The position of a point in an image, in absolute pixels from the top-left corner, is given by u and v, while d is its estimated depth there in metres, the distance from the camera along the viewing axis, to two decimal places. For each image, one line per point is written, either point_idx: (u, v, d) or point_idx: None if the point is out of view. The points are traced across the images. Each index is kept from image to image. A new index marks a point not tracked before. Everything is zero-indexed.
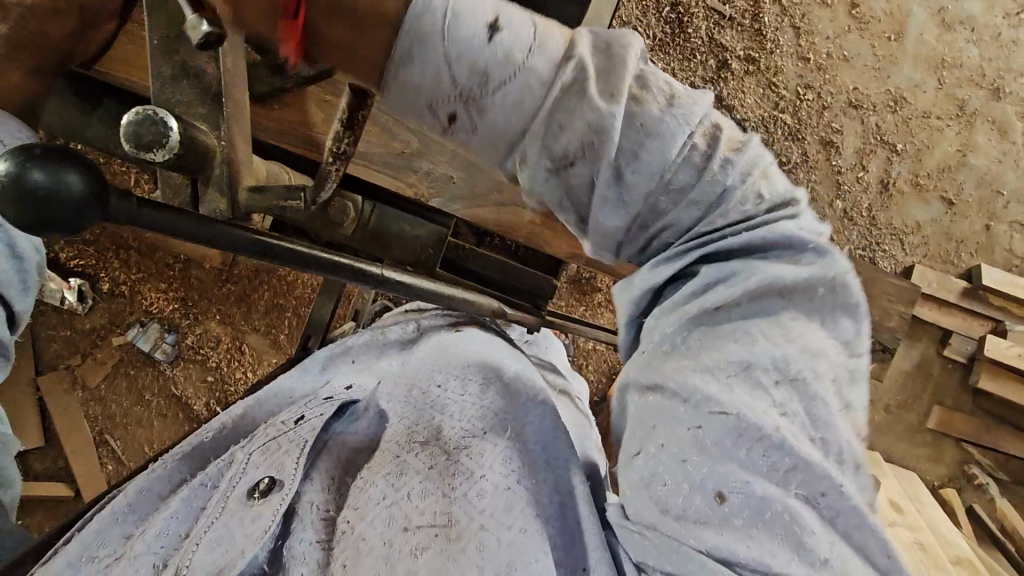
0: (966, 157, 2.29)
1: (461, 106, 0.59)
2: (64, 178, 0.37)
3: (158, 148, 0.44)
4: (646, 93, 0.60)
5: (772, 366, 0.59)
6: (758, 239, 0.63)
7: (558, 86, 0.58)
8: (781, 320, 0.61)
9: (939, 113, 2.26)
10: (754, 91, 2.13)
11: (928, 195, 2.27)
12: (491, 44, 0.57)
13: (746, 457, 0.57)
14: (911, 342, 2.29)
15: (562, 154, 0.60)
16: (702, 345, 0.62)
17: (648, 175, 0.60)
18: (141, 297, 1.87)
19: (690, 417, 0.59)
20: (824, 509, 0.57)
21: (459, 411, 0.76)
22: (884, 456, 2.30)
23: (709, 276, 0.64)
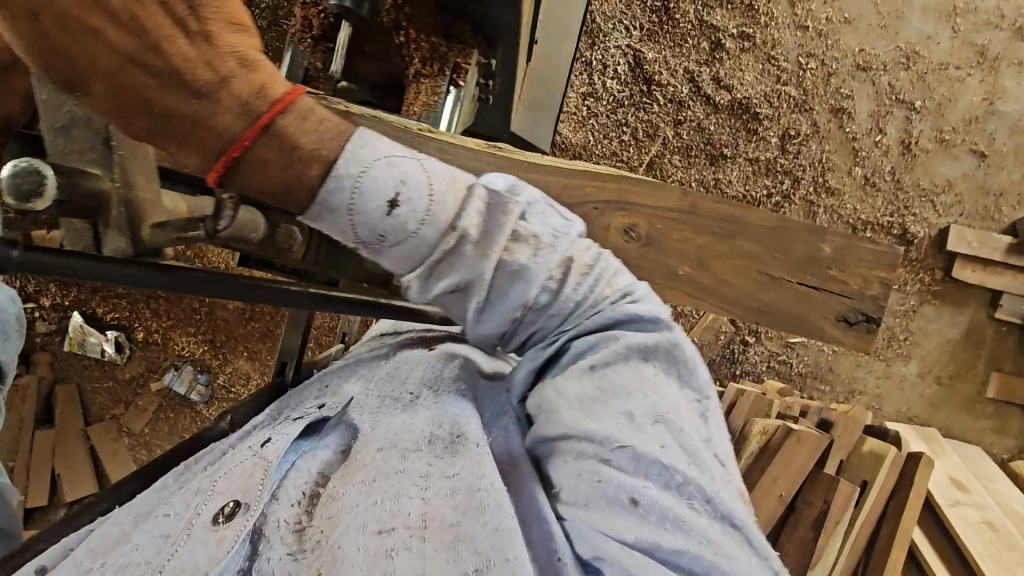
0: (994, 105, 2.15)
1: (364, 251, 0.51)
2: None
3: (39, 199, 0.49)
4: (516, 246, 0.52)
5: (647, 410, 0.52)
6: (621, 342, 0.54)
7: (442, 250, 0.51)
8: (644, 374, 0.54)
9: (957, 63, 2.13)
10: (753, 68, 2.07)
11: (957, 150, 2.14)
12: (393, 218, 0.49)
13: (642, 475, 0.50)
14: (958, 308, 2.15)
15: (444, 288, 0.52)
16: (588, 395, 0.53)
17: (517, 306, 0.53)
18: (174, 342, 1.96)
19: (591, 451, 0.51)
20: (723, 516, 0.49)
21: (430, 419, 0.75)
22: (942, 432, 2.16)
23: (578, 347, 0.55)
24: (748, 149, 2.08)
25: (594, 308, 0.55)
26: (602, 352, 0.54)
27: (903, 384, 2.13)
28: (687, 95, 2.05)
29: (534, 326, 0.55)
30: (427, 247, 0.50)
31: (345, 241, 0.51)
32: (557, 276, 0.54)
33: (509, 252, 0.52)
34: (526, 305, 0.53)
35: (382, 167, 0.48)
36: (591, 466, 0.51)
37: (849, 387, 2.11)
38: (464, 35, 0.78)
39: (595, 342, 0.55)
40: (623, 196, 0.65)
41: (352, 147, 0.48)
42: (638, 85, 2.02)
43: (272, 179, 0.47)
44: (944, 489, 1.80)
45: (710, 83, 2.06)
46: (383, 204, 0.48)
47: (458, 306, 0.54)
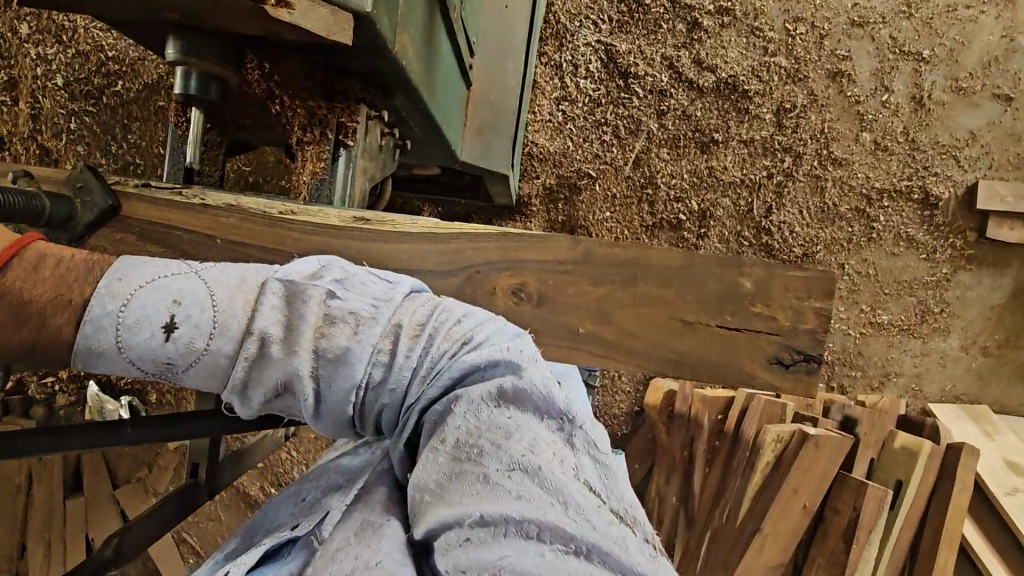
0: (1015, 41, 1.93)
1: (166, 380, 0.52)
2: None
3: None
4: (333, 330, 0.52)
5: (500, 468, 0.49)
6: (466, 400, 0.52)
7: (248, 358, 0.51)
8: (496, 426, 0.51)
9: (968, 1, 1.92)
10: (736, 43, 1.93)
11: (977, 98, 1.94)
12: (173, 341, 0.49)
13: (505, 542, 0.46)
14: (998, 271, 1.95)
15: (263, 398, 0.52)
16: (446, 470, 0.51)
17: (348, 390, 0.52)
18: (186, 400, 2.00)
19: (455, 534, 0.48)
20: (591, 551, 0.47)
21: (381, 512, 0.60)
22: (997, 408, 1.97)
23: (432, 416, 0.54)
24: (740, 130, 1.95)
25: (431, 373, 0.54)
26: (449, 421, 0.52)
27: (945, 360, 1.96)
28: (668, 82, 1.93)
29: (377, 409, 0.55)
30: (222, 360, 0.50)
31: (141, 376, 0.51)
32: (388, 346, 0.53)
33: (323, 340, 0.52)
34: (356, 388, 0.53)
35: (147, 298, 0.50)
36: (453, 541, 0.48)
37: (884, 370, 1.95)
38: (349, 91, 0.71)
39: (439, 407, 0.54)
40: (511, 256, 0.65)
41: (105, 288, 0.50)
42: (613, 80, 1.92)
43: (10, 336, 0.48)
44: (999, 475, 1.63)
45: (691, 65, 1.93)
46: (160, 331, 0.50)
47: (288, 407, 0.54)
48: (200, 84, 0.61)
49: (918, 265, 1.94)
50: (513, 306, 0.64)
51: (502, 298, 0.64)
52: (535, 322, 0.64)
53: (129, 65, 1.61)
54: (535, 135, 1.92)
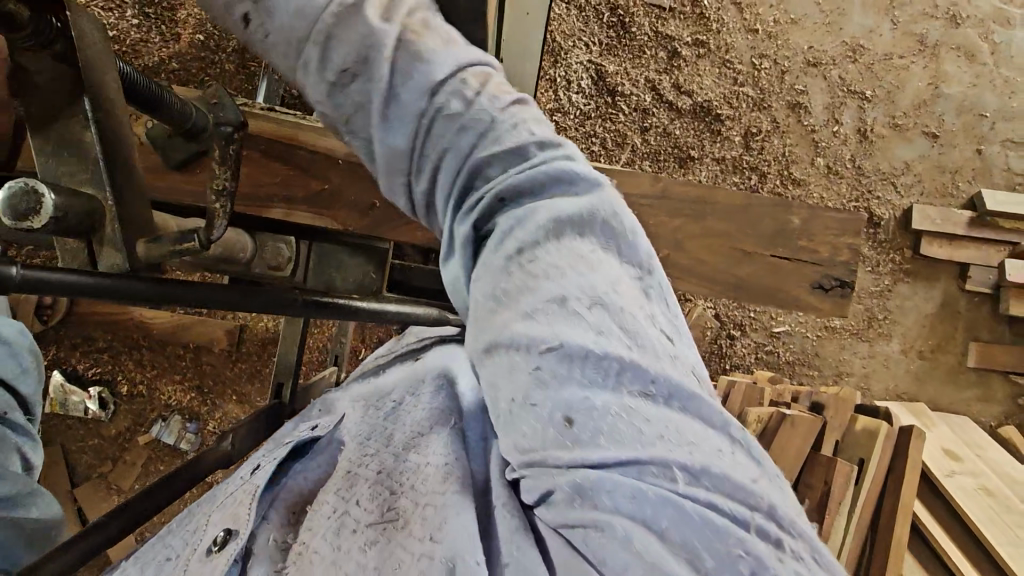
0: (940, 88, 2.24)
1: (252, 7, 0.55)
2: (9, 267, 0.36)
3: (37, 218, 0.37)
4: (425, 33, 0.59)
5: (582, 292, 0.51)
6: (553, 213, 0.55)
7: None
8: (581, 252, 0.53)
9: (901, 51, 2.22)
10: (710, 73, 2.14)
11: (910, 134, 2.23)
12: None
13: (584, 375, 0.49)
14: (930, 284, 2.22)
15: (338, 67, 0.57)
16: (523, 276, 0.53)
17: (447, 127, 0.52)
18: (160, 392, 1.80)
19: (528, 361, 0.50)
20: (663, 393, 0.50)
21: (414, 422, 0.67)
22: (931, 405, 2.22)
23: (509, 218, 0.56)
24: (714, 149, 2.14)
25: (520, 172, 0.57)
26: (530, 226, 0.54)
27: (888, 362, 2.19)
28: (650, 103, 2.10)
29: (446, 150, 0.59)
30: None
31: (229, 0, 0.54)
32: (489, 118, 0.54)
33: (406, 25, 0.58)
34: (430, 101, 0.58)
35: None
36: (521, 365, 0.51)
37: (837, 370, 2.15)
38: None
39: (521, 212, 0.56)
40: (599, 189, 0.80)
41: None
42: (602, 97, 2.06)
43: None
44: (939, 460, 1.84)
45: (670, 89, 2.11)
46: None
47: (394, 134, 0.50)
48: None
49: (865, 277, 2.18)
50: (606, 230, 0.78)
51: None
52: None
53: None
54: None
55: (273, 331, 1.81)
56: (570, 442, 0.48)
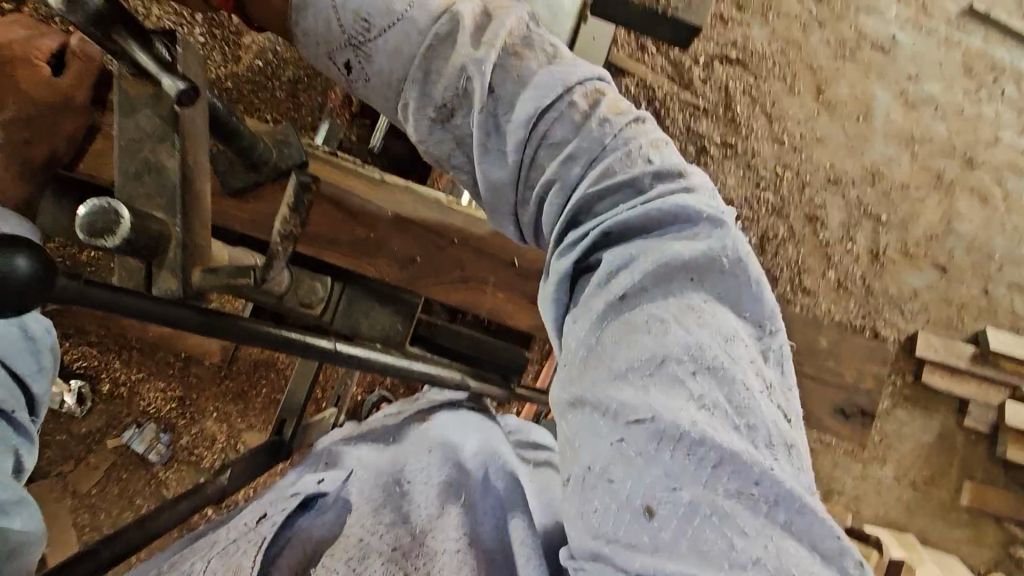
0: (952, 225, 2.27)
1: (355, 55, 0.57)
2: (12, 261, 0.32)
3: (111, 237, 0.37)
4: (526, 53, 0.57)
5: (685, 356, 0.52)
6: (666, 263, 0.54)
7: (437, 32, 0.57)
8: (688, 302, 0.54)
9: (917, 184, 2.22)
10: (735, 171, 2.07)
11: (919, 263, 2.25)
12: (383, 0, 0.55)
13: (671, 460, 0.50)
14: (929, 415, 2.20)
15: (440, 104, 0.58)
16: (619, 338, 0.54)
17: (530, 134, 0.56)
18: (140, 397, 1.66)
19: (610, 432, 0.52)
20: (756, 475, 0.50)
21: (425, 497, 0.70)
22: (919, 537, 2.17)
23: (611, 262, 0.55)
24: None
25: (634, 215, 0.55)
26: (637, 270, 0.54)
27: (880, 486, 2.15)
28: None
29: (552, 180, 0.58)
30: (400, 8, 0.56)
31: (334, 46, 0.57)
32: (582, 112, 0.57)
33: (500, 68, 0.56)
34: (532, 131, 0.56)
35: None
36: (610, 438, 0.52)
37: (828, 487, 2.09)
38: None
39: (630, 257, 0.55)
40: None
41: None
42: None
43: None
44: None
45: None
46: None
47: (462, 130, 0.59)
48: None
49: None
50: None
51: None
52: None
53: None
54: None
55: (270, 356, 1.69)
56: (653, 531, 0.50)
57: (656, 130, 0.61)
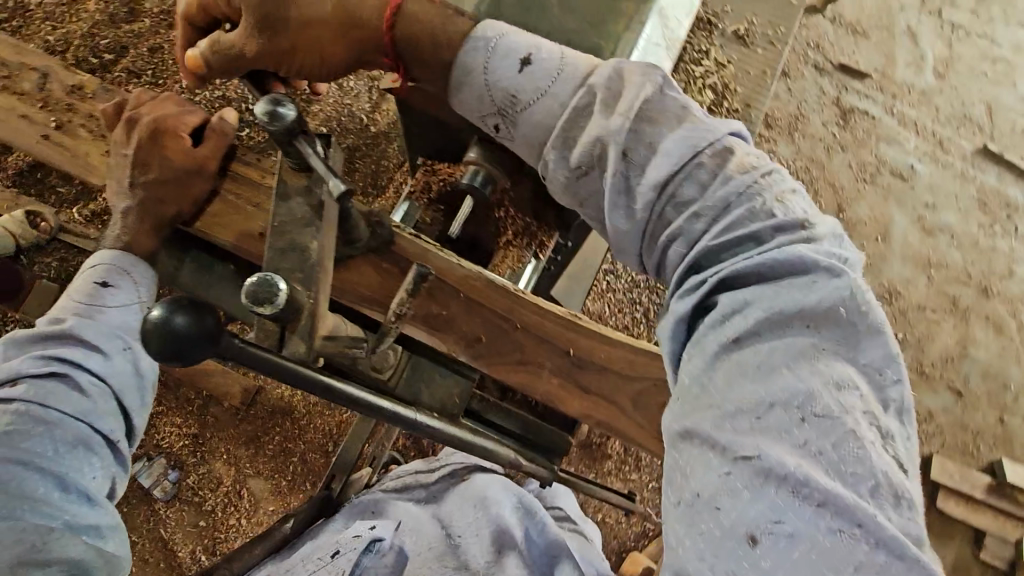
0: (967, 350, 2.01)
1: (501, 119, 0.63)
2: (194, 319, 0.39)
3: (267, 304, 0.43)
4: (661, 120, 0.56)
5: (792, 400, 0.45)
6: (783, 307, 0.47)
7: (582, 103, 0.59)
8: (804, 349, 0.46)
9: (934, 306, 2.02)
10: None
11: (935, 384, 1.99)
12: (523, 73, 0.61)
13: (775, 494, 0.43)
14: (944, 540, 1.93)
15: (577, 165, 0.59)
16: (730, 380, 0.47)
17: (654, 187, 0.54)
18: (154, 430, 1.52)
19: (716, 461, 0.45)
20: (871, 532, 0.41)
21: (479, 544, 0.77)
22: None
23: (723, 305, 0.50)
24: None
25: (753, 263, 0.50)
26: (750, 314, 0.48)
27: None
28: None
29: (673, 232, 0.54)
30: (543, 84, 0.60)
31: (485, 112, 0.64)
32: (711, 168, 0.54)
33: (646, 147, 0.55)
34: (661, 192, 0.54)
35: (512, 40, 0.63)
36: (716, 461, 0.45)
37: None
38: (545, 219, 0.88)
39: (749, 300, 0.49)
40: None
41: (486, 27, 0.64)
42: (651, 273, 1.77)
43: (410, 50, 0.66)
44: None
45: None
46: (517, 61, 0.62)
47: (590, 183, 0.59)
48: (481, 180, 0.77)
49: None
50: None
51: None
52: None
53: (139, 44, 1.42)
54: (606, 284, 1.70)
55: (287, 402, 1.55)
56: (752, 558, 0.42)
57: (782, 174, 0.55)
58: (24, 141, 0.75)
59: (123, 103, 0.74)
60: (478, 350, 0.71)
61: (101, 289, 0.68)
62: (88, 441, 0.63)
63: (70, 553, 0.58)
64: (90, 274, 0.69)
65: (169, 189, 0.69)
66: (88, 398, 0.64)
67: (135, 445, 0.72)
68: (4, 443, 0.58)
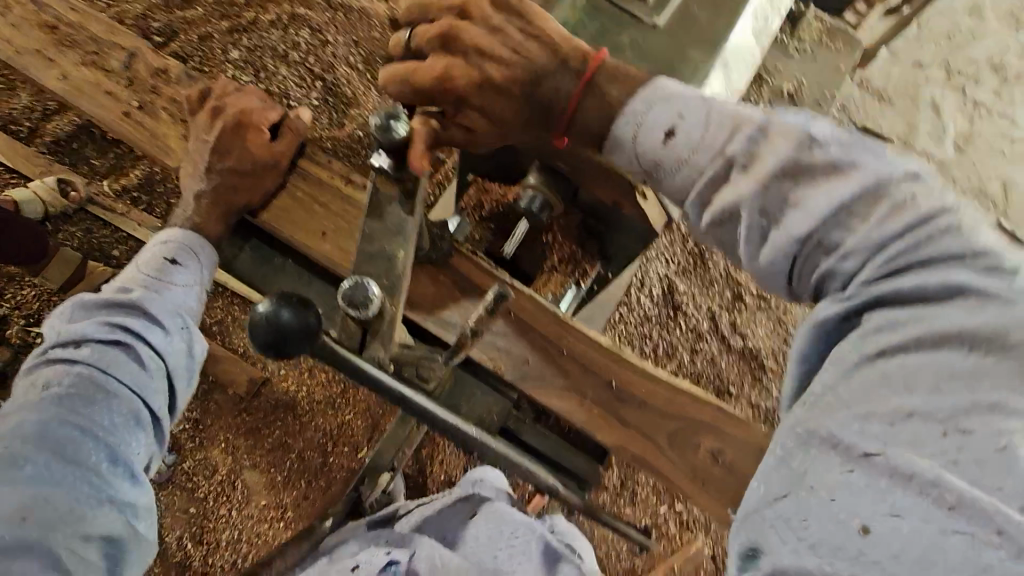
0: None
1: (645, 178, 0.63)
2: (300, 313, 0.41)
3: (363, 305, 0.46)
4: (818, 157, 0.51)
5: (938, 414, 0.42)
6: (937, 326, 0.44)
7: (723, 164, 0.56)
8: (954, 370, 0.43)
9: None
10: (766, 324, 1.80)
11: None
12: (666, 145, 0.59)
13: (899, 492, 0.41)
14: None
15: (720, 213, 0.56)
16: (859, 391, 0.46)
17: (807, 223, 0.50)
18: None
19: (839, 457, 0.45)
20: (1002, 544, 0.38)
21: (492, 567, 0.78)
22: None
23: (871, 321, 0.47)
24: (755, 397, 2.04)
25: (904, 285, 0.46)
26: (899, 333, 0.45)
27: None
28: (706, 328, 1.77)
29: (823, 273, 0.51)
30: (705, 137, 0.57)
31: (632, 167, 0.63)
32: (868, 211, 0.49)
33: (806, 177, 0.51)
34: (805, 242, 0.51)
35: (657, 111, 0.60)
36: (836, 458, 0.45)
37: None
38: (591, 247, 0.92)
39: (894, 319, 0.46)
40: (716, 423, 0.72)
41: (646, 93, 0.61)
42: (666, 309, 1.75)
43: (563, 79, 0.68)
44: None
45: (723, 323, 1.78)
46: (661, 131, 0.60)
47: (725, 236, 0.58)
48: (539, 206, 0.79)
49: None
50: (707, 464, 0.72)
51: (702, 455, 0.72)
52: (720, 485, 0.71)
53: (198, 34, 1.45)
54: (620, 314, 1.74)
55: (292, 396, 1.52)
56: (865, 552, 0.41)
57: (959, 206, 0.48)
58: (103, 115, 0.77)
59: (207, 91, 0.76)
60: (519, 371, 0.72)
61: (169, 266, 0.70)
62: (140, 416, 0.66)
63: (107, 526, 0.61)
64: (160, 249, 0.71)
65: (247, 182, 0.71)
66: (144, 370, 0.67)
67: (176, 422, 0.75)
68: (67, 405, 0.63)
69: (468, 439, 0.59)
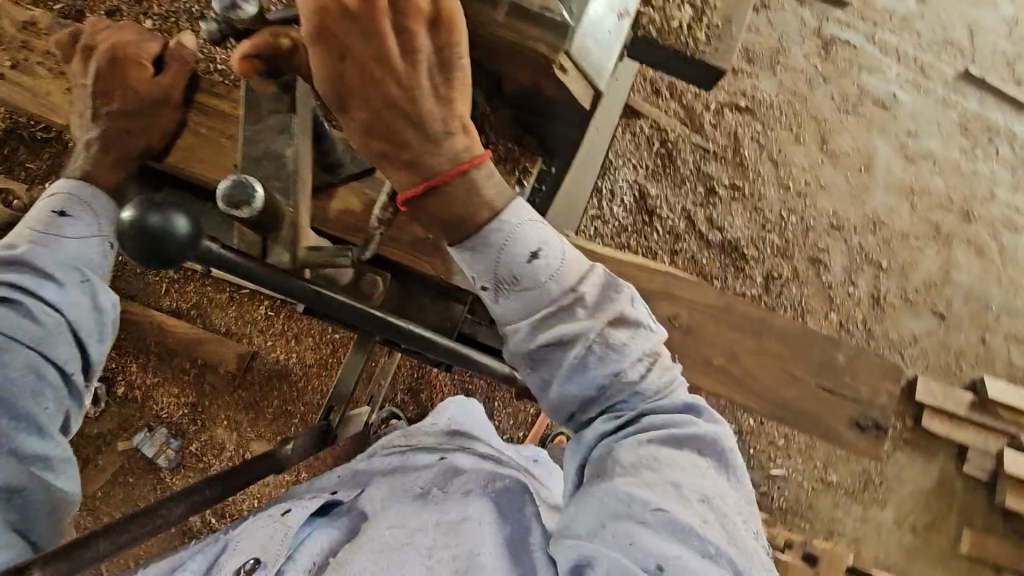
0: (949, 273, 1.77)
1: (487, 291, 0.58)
2: (174, 220, 0.40)
3: (245, 207, 0.48)
4: (619, 318, 0.60)
5: (691, 489, 0.54)
6: (685, 441, 0.57)
7: (560, 300, 0.58)
8: (700, 466, 0.57)
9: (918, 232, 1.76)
10: (743, 213, 1.66)
11: (920, 308, 1.75)
12: (531, 264, 0.57)
13: (668, 537, 0.50)
14: (926, 459, 1.73)
15: (548, 339, 0.58)
16: (643, 467, 0.55)
17: (608, 364, 0.59)
18: (153, 402, 1.46)
19: (636, 508, 0.52)
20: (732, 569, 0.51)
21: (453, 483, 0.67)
22: None
23: (642, 426, 0.58)
24: None
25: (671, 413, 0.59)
26: (665, 432, 0.58)
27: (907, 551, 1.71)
28: (684, 229, 1.61)
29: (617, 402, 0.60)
30: (556, 267, 0.57)
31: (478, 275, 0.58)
32: (645, 359, 0.60)
33: (618, 323, 0.60)
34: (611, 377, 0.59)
35: (531, 229, 0.57)
36: (633, 510, 0.52)
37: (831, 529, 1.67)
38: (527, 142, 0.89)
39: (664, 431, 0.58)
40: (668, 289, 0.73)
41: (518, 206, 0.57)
42: (641, 217, 1.57)
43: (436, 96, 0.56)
44: None
45: (699, 220, 1.62)
46: (527, 252, 0.57)
47: (542, 359, 0.59)
48: None
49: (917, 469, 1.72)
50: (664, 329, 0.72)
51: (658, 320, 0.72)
52: (679, 347, 0.72)
53: None
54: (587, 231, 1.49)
55: (284, 364, 1.47)
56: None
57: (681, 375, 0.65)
58: None
59: (77, 34, 0.70)
60: (457, 268, 0.70)
61: (57, 219, 0.66)
62: (40, 371, 0.65)
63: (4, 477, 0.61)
64: (48, 202, 0.67)
65: (142, 122, 0.68)
66: (38, 325, 0.65)
67: (96, 380, 0.75)
68: None
69: (402, 332, 0.61)
